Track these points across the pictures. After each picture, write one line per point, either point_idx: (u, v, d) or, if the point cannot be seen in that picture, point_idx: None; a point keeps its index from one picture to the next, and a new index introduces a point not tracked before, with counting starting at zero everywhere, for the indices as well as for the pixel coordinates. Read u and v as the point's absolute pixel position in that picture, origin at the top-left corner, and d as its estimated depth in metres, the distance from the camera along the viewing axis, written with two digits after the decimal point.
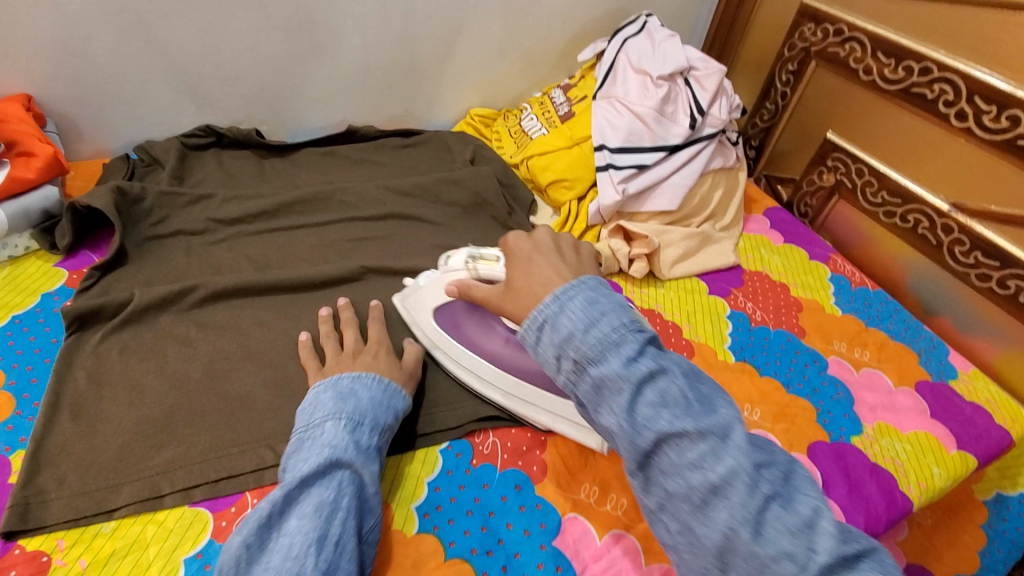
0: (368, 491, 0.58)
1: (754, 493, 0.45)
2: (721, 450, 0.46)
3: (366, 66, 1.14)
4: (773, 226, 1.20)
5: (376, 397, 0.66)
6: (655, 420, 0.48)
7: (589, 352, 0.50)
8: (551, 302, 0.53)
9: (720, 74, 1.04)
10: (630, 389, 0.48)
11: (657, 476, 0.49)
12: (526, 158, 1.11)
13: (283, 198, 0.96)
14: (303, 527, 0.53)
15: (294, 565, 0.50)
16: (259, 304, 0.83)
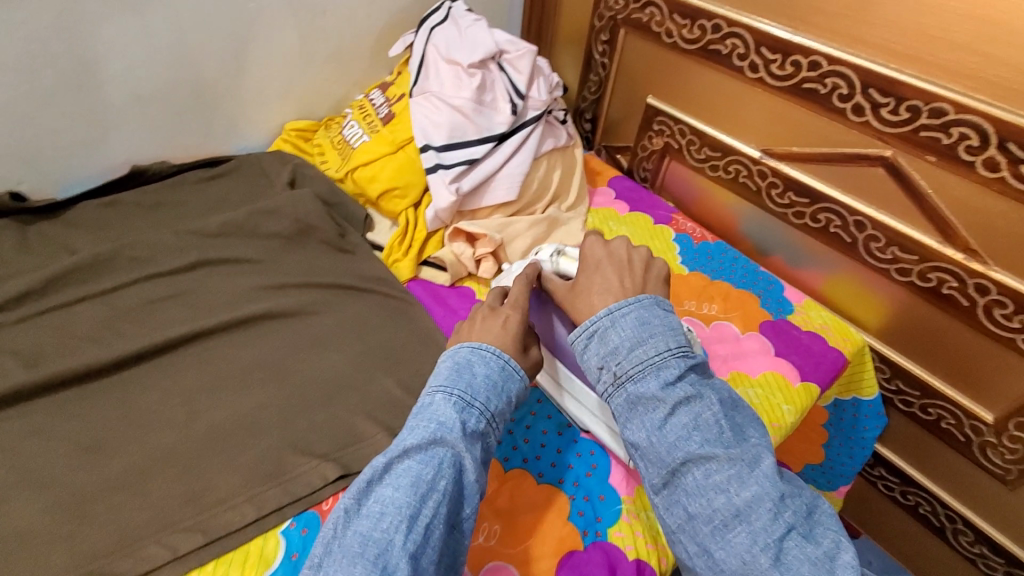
0: (468, 475, 0.56)
1: (777, 520, 0.53)
2: (747, 477, 0.55)
3: (139, 94, 0.98)
4: (618, 196, 1.21)
5: (492, 375, 0.62)
6: (685, 442, 0.57)
7: (630, 369, 0.61)
8: (605, 316, 0.63)
9: (532, 54, 1.01)
10: (665, 406, 0.58)
11: (681, 496, 0.57)
12: (350, 171, 1.02)
13: (52, 270, 0.80)
14: (397, 500, 0.52)
15: (378, 542, 0.50)
16: (31, 409, 0.68)
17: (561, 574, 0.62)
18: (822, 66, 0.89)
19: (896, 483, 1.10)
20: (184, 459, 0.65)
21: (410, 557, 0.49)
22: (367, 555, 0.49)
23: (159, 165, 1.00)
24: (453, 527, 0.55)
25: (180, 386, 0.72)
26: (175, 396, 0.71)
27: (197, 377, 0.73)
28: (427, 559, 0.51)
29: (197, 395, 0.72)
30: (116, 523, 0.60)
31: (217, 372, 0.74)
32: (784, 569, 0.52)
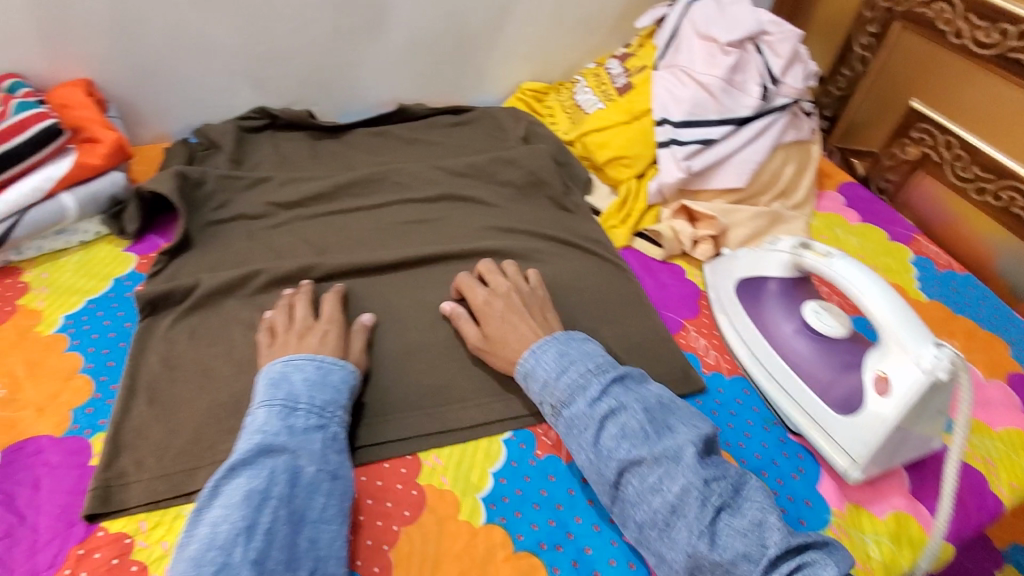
0: (305, 474, 0.57)
1: (703, 505, 0.56)
2: (673, 472, 0.57)
3: (416, 42, 1.11)
4: (848, 204, 1.12)
5: (310, 378, 0.63)
6: (616, 451, 0.59)
7: (561, 397, 0.63)
8: (529, 356, 0.67)
9: (795, 39, 0.96)
10: (595, 425, 0.61)
11: (628, 508, 0.59)
12: (581, 135, 1.05)
13: (338, 180, 0.95)
14: (231, 517, 0.52)
15: (216, 555, 0.50)
16: (318, 289, 0.82)
17: None
18: None
19: None
20: (426, 358, 0.75)
21: (252, 563, 0.50)
22: (206, 568, 0.49)
23: (417, 106, 1.13)
24: (298, 521, 0.55)
25: (426, 297, 0.83)
26: (422, 304, 0.82)
27: (439, 292, 0.83)
28: (274, 559, 0.51)
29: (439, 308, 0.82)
30: (375, 395, 0.71)
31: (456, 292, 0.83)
32: (720, 550, 0.54)
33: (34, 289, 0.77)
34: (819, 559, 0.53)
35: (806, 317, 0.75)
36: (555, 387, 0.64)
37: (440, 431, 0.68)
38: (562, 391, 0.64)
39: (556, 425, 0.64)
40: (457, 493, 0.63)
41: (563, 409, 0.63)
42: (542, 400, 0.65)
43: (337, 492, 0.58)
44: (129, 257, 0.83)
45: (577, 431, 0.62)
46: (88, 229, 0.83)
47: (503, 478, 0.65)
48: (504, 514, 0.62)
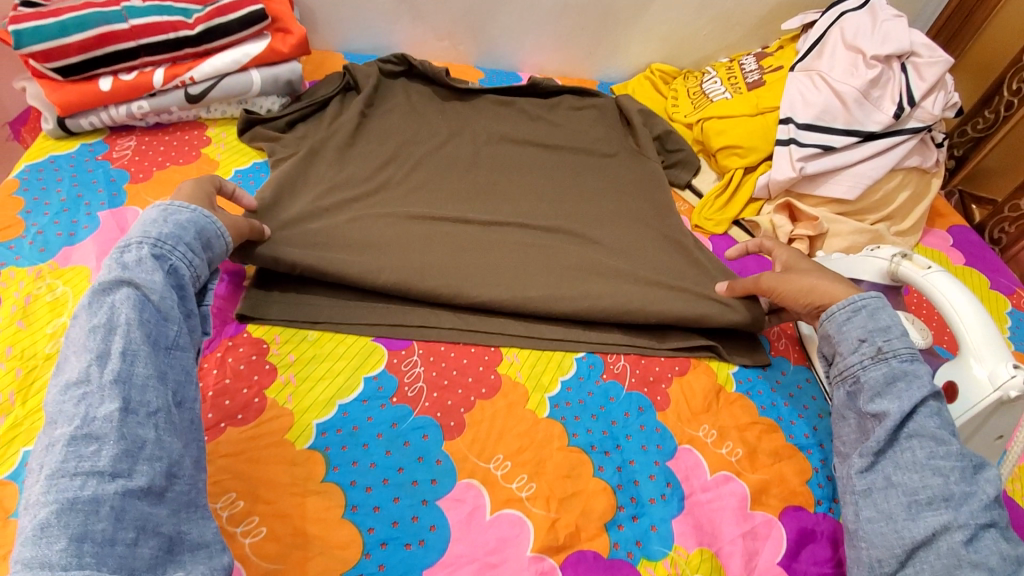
0: (153, 302, 0.56)
1: (985, 512, 0.56)
2: (968, 476, 0.58)
3: (566, 4, 1.18)
4: (955, 245, 1.10)
5: (899, 327, 0.66)
6: (925, 420, 0.61)
7: (899, 350, 0.64)
8: (882, 301, 0.68)
9: (946, 66, 0.95)
10: (927, 391, 0.62)
11: (889, 467, 0.61)
12: (702, 119, 1.10)
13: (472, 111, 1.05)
14: (81, 352, 0.51)
15: (79, 388, 0.49)
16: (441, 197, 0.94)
17: (786, 518, 0.66)
18: None
19: None
20: None
21: (116, 380, 0.50)
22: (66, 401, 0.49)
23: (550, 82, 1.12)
24: (157, 347, 0.55)
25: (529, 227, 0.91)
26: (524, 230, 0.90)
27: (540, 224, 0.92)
28: (141, 377, 0.51)
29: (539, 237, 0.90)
30: (473, 290, 0.79)
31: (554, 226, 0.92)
32: (972, 550, 0.54)
33: (215, 143, 0.92)
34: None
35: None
36: (890, 339, 0.65)
37: (524, 334, 0.77)
38: (898, 347, 0.64)
39: (865, 369, 0.65)
40: (528, 386, 0.72)
41: (890, 359, 0.64)
42: (867, 338, 0.66)
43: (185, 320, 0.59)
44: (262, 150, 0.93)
45: (901, 387, 0.63)
46: (262, 105, 0.96)
47: (569, 387, 0.73)
48: (565, 414, 0.70)
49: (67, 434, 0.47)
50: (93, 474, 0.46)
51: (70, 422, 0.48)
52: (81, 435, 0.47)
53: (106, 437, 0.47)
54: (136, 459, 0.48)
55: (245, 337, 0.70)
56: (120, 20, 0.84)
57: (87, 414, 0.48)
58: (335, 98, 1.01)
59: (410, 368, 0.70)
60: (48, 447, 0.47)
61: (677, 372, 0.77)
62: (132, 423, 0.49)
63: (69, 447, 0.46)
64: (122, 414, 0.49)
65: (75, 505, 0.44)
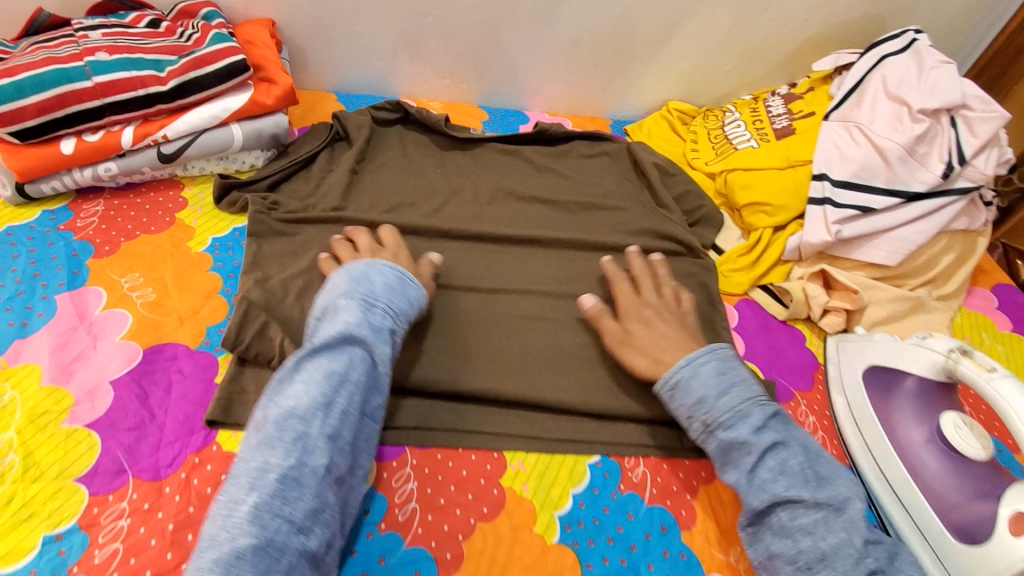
0: (376, 371, 0.61)
1: (861, 565, 0.54)
2: (833, 523, 0.56)
3: (577, 40, 1.09)
4: (1000, 308, 1.01)
5: (713, 383, 0.64)
6: (772, 483, 0.59)
7: (720, 417, 0.63)
8: (686, 364, 0.66)
9: (1003, 122, 0.85)
10: (757, 452, 0.60)
11: (766, 536, 0.59)
12: (725, 170, 1.01)
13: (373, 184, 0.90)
14: (308, 391, 0.56)
15: (297, 424, 0.54)
16: (439, 262, 0.85)
17: None
18: None
19: None
20: (527, 360, 0.75)
21: (329, 437, 0.54)
22: (284, 437, 0.53)
23: (558, 127, 1.05)
24: (363, 415, 0.59)
25: (537, 299, 0.82)
26: (532, 304, 0.81)
27: (548, 295, 0.83)
28: (344, 440, 0.56)
29: (550, 312, 0.81)
30: (472, 382, 0.71)
31: (565, 297, 0.83)
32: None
33: (192, 206, 0.84)
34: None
35: (942, 426, 0.68)
36: (710, 407, 0.63)
37: (530, 436, 0.69)
38: (719, 415, 0.62)
39: (703, 444, 0.64)
40: (536, 503, 0.64)
41: (717, 430, 0.62)
42: (691, 416, 0.64)
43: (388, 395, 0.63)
44: (240, 216, 0.84)
45: (737, 454, 0.61)
46: (245, 160, 0.89)
47: (582, 503, 0.64)
48: (577, 539, 0.62)
49: (282, 466, 0.52)
50: (287, 521, 0.50)
51: (285, 457, 0.52)
52: (291, 476, 0.51)
53: (308, 488, 0.52)
54: (317, 519, 0.52)
55: (216, 451, 0.61)
56: (83, 77, 0.76)
57: (300, 456, 0.53)
58: (324, 150, 0.95)
59: (402, 485, 0.62)
60: (261, 477, 0.51)
61: (703, 478, 0.69)
62: (326, 483, 0.53)
63: (278, 484, 0.51)
64: (325, 471, 0.53)
65: (267, 545, 0.48)
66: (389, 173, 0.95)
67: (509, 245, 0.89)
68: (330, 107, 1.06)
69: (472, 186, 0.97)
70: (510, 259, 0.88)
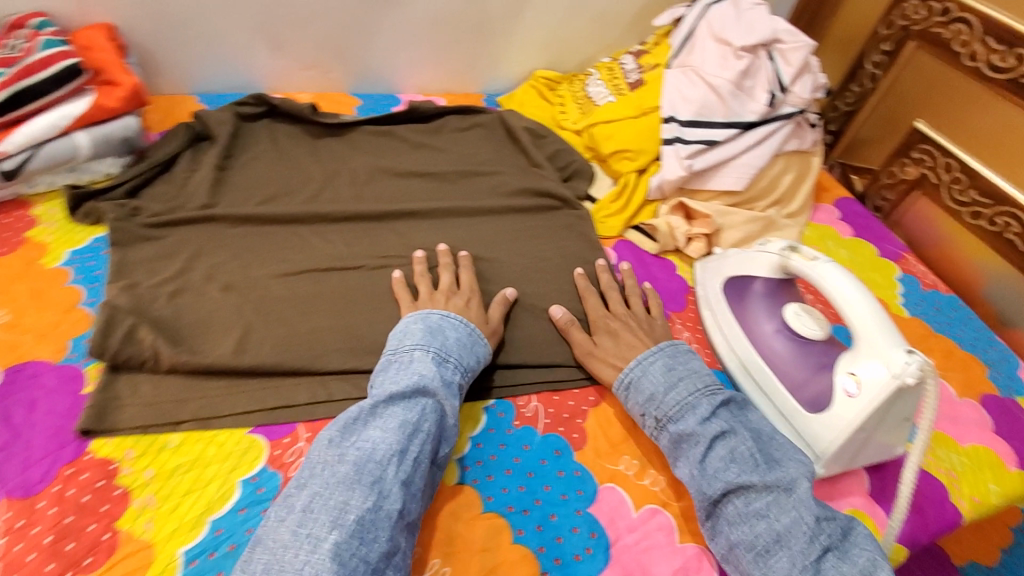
0: (448, 420, 0.62)
1: (814, 543, 0.56)
2: (784, 504, 0.59)
3: (435, 19, 1.12)
4: (843, 218, 1.12)
5: (660, 383, 0.69)
6: (724, 472, 0.61)
7: (669, 411, 0.66)
8: (636, 366, 0.71)
9: (809, 49, 0.97)
10: (705, 442, 0.63)
11: (723, 525, 0.60)
12: (589, 125, 1.08)
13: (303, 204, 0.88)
14: (386, 438, 0.57)
15: (375, 468, 0.55)
16: (320, 244, 0.85)
17: None
18: None
19: None
20: None
21: (403, 483, 0.55)
22: (360, 479, 0.54)
23: (429, 104, 1.08)
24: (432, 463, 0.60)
25: (423, 266, 0.85)
26: (417, 272, 0.84)
27: (434, 260, 0.86)
28: (416, 484, 0.57)
29: (435, 276, 0.83)
30: (362, 352, 0.72)
31: (449, 261, 0.86)
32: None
33: (42, 223, 0.80)
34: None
35: (786, 317, 0.78)
36: (661, 404, 0.67)
37: None
38: (667, 409, 0.66)
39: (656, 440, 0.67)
40: None
41: (667, 425, 0.66)
42: (643, 412, 0.68)
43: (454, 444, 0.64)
44: (98, 227, 0.81)
45: (687, 447, 0.64)
46: (98, 170, 0.85)
47: (479, 443, 0.68)
48: (476, 476, 0.65)
49: (362, 509, 0.53)
50: (365, 564, 0.50)
51: (364, 500, 0.53)
52: (368, 518, 0.52)
53: (382, 531, 0.52)
54: (390, 562, 0.52)
55: (90, 459, 0.59)
56: None
57: (376, 499, 0.54)
58: (186, 151, 0.93)
59: (296, 458, 0.63)
60: (337, 523, 0.52)
61: (591, 402, 0.75)
62: (399, 527, 0.54)
63: (356, 526, 0.52)
64: (398, 517, 0.54)
65: None
66: (260, 166, 0.94)
67: (391, 219, 0.91)
68: (190, 110, 1.03)
69: (348, 169, 0.97)
70: (392, 232, 0.89)
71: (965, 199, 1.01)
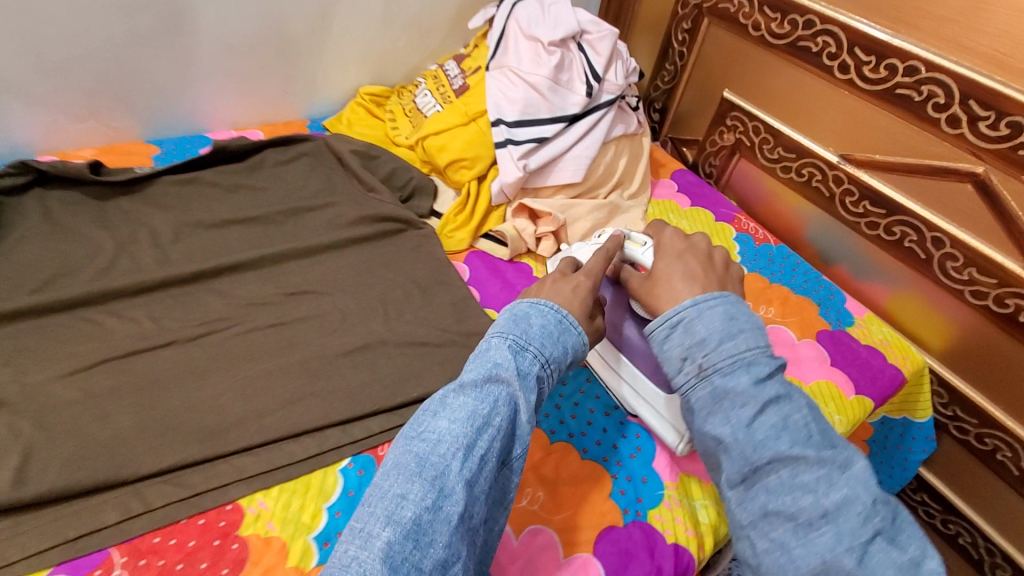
0: (519, 414, 0.55)
1: (866, 524, 0.48)
2: (837, 479, 0.50)
3: (230, 47, 1.02)
4: (680, 190, 1.18)
5: (721, 330, 0.55)
6: (774, 440, 0.51)
7: (719, 363, 0.54)
8: (690, 306, 0.57)
9: (613, 37, 1.00)
10: (757, 405, 0.52)
11: (760, 495, 0.51)
12: (421, 138, 1.04)
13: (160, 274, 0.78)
14: (453, 429, 0.51)
15: (437, 462, 0.49)
16: (120, 325, 0.73)
17: (600, 545, 0.63)
18: (920, 72, 0.85)
19: (939, 510, 1.09)
20: (248, 392, 0.68)
21: (466, 483, 0.49)
22: (423, 472, 0.49)
23: (240, 141, 0.98)
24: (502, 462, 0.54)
25: (251, 325, 0.76)
26: (245, 333, 0.74)
27: (264, 316, 0.77)
28: (480, 487, 0.50)
29: (268, 333, 0.75)
30: (184, 444, 0.62)
31: (283, 313, 0.78)
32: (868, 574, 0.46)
33: None
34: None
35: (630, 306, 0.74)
36: (710, 353, 0.55)
37: (266, 471, 0.62)
38: (717, 360, 0.54)
39: (691, 391, 0.56)
40: (285, 537, 0.58)
41: (712, 376, 0.54)
42: (687, 357, 0.56)
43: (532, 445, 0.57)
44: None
45: (729, 405, 0.53)
46: None
47: (338, 512, 0.61)
48: None
49: (420, 506, 0.47)
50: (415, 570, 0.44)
51: (423, 496, 0.47)
52: (423, 520, 0.46)
53: (440, 535, 0.46)
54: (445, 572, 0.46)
55: None
56: None
57: (436, 498, 0.48)
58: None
59: None
60: (386, 525, 0.46)
61: None
62: (459, 535, 0.48)
63: (408, 530, 0.46)
64: (460, 520, 0.48)
65: None
66: (32, 245, 0.79)
67: (208, 278, 0.80)
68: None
69: (149, 229, 0.85)
70: (211, 292, 0.79)
71: (775, 155, 1.10)
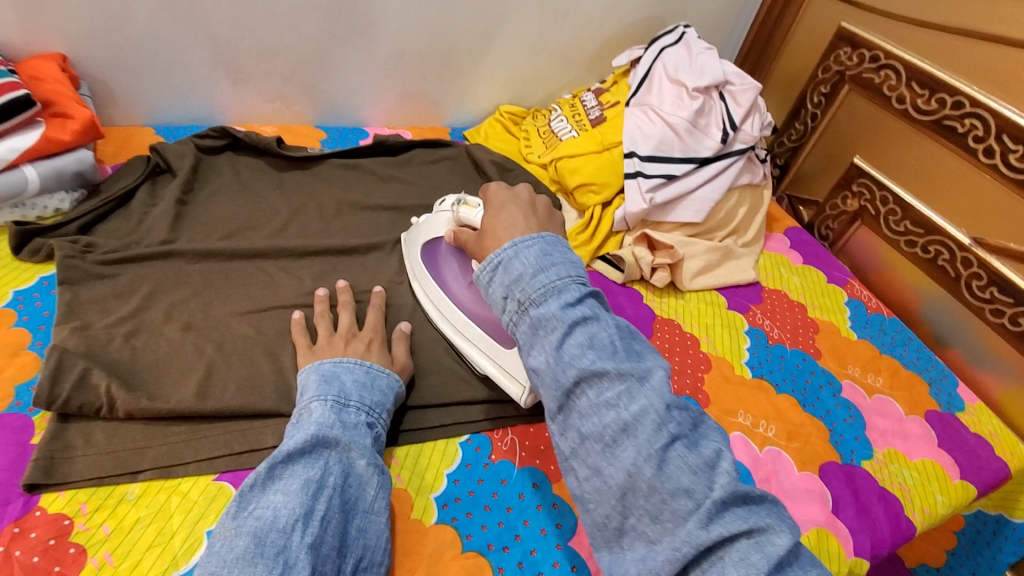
0: (354, 471, 0.58)
1: (660, 432, 0.48)
2: (636, 392, 0.50)
3: (401, 55, 1.14)
4: (793, 246, 1.19)
5: (531, 267, 0.57)
6: (579, 359, 0.51)
7: (532, 295, 0.55)
8: (509, 248, 0.59)
9: (756, 91, 1.05)
10: (562, 329, 0.52)
11: (576, 420, 0.52)
12: (555, 159, 1.11)
13: (318, 242, 0.88)
14: (289, 501, 0.53)
15: (279, 537, 0.51)
16: (286, 279, 0.83)
17: None
18: None
19: None
20: None
21: (311, 548, 0.51)
22: (262, 549, 0.50)
23: (396, 138, 1.09)
24: (349, 514, 0.56)
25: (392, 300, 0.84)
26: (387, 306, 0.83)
27: (402, 293, 0.86)
28: (328, 546, 0.53)
29: (405, 312, 0.83)
30: None
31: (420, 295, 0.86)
32: (665, 479, 0.47)
33: None
34: (768, 523, 0.46)
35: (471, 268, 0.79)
36: (526, 287, 0.56)
37: (405, 430, 0.71)
38: (531, 292, 0.55)
39: (515, 327, 0.56)
40: (412, 491, 0.65)
41: (529, 310, 0.55)
42: (506, 296, 0.57)
43: (383, 488, 0.60)
44: (47, 264, 0.77)
45: (542, 336, 0.53)
46: (47, 205, 0.82)
47: (456, 480, 0.67)
48: (455, 514, 0.64)
49: None
50: None
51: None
52: None
53: None
54: None
55: (40, 516, 0.56)
56: None
57: (282, 571, 0.49)
58: (144, 184, 0.90)
59: None
60: None
61: None
62: None
63: None
64: None
65: None
66: (222, 201, 0.92)
67: (360, 253, 0.90)
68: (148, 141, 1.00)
69: (315, 202, 0.96)
70: (361, 266, 0.88)
71: (901, 228, 1.09)
